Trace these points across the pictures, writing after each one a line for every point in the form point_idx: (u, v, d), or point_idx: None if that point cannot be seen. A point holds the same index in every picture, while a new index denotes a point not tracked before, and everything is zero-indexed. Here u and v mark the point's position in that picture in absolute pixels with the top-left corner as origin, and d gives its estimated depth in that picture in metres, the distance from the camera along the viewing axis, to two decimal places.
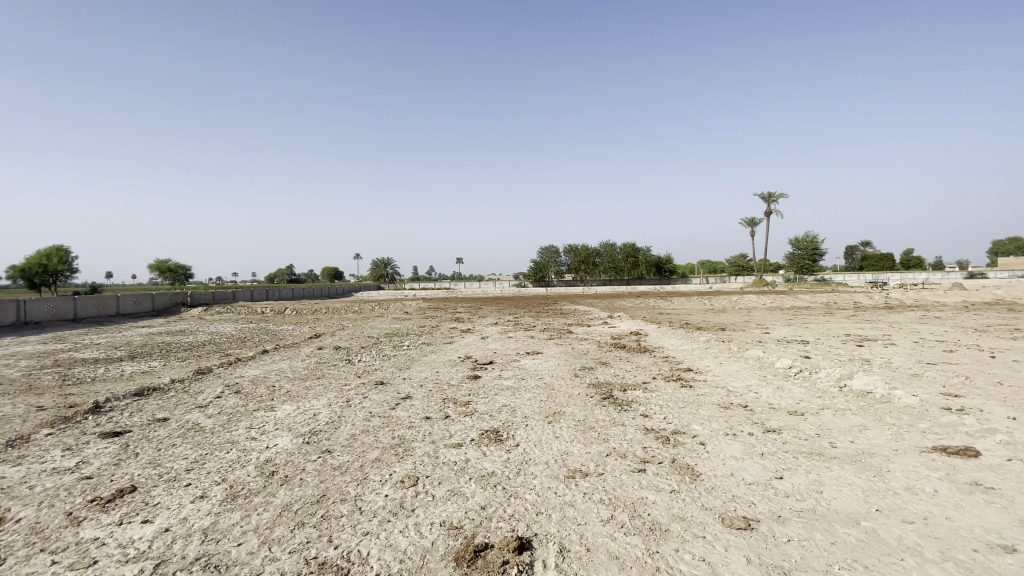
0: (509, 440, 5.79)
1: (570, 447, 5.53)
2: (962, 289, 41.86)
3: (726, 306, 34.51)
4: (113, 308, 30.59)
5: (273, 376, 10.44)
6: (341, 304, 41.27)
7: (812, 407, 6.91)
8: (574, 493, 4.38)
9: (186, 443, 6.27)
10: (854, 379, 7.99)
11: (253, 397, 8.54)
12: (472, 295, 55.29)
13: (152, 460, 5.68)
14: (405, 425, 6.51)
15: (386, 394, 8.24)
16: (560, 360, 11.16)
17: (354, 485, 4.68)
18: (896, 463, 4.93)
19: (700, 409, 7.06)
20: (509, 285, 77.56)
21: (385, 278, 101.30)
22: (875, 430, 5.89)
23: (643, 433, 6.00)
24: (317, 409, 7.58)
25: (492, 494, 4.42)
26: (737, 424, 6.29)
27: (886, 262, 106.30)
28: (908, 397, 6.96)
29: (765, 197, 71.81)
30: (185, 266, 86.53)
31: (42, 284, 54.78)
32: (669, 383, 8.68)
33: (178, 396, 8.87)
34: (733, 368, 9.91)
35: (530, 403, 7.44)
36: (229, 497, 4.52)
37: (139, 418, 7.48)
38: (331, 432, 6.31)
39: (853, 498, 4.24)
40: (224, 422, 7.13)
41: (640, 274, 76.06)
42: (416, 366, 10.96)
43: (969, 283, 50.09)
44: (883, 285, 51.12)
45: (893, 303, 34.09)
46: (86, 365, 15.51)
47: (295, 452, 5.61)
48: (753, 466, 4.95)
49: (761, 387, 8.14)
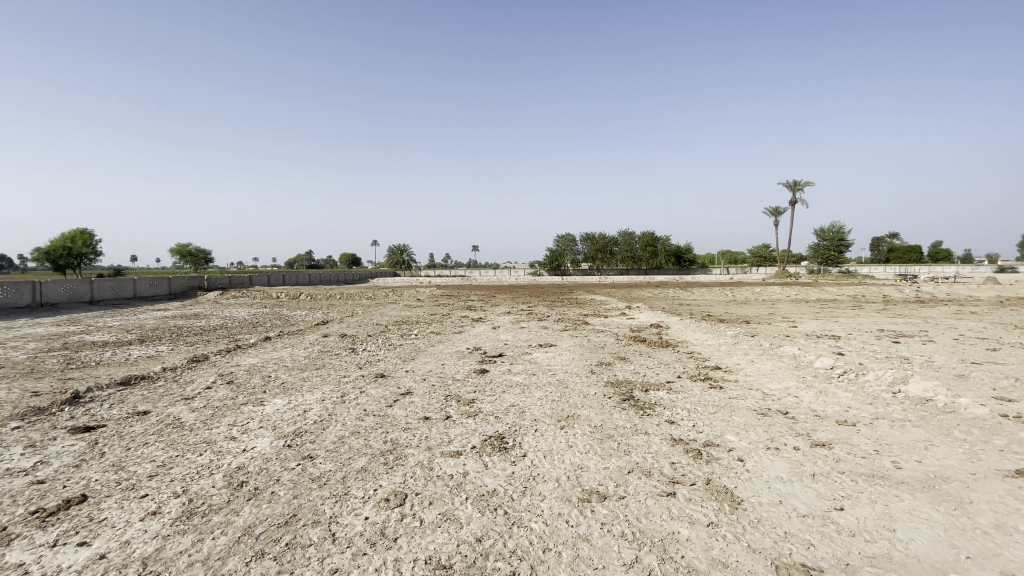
0: (515, 449, 5.05)
1: (585, 460, 4.77)
2: (999, 283, 39.85)
3: (748, 298, 33.04)
4: (129, 291, 30.49)
5: (270, 365, 9.85)
6: (355, 290, 40.83)
7: (864, 417, 6.03)
8: (589, 523, 3.64)
9: (159, 442, 5.67)
10: (908, 383, 7.07)
11: (244, 390, 7.95)
12: (487, 282, 54.51)
13: (115, 463, 5.08)
14: (401, 426, 5.82)
15: (385, 389, 7.57)
16: (574, 354, 10.40)
17: (331, 504, 3.98)
18: (980, 492, 4.07)
19: (733, 415, 6.24)
20: (527, 273, 77.07)
21: (402, 265, 101.49)
22: (945, 448, 5.01)
23: (671, 445, 5.20)
24: (308, 404, 6.95)
25: (490, 520, 3.70)
26: (779, 436, 5.46)
27: (915, 254, 102.76)
28: (976, 406, 6.05)
29: (790, 185, 69.29)
30: (205, 250, 87.20)
31: (67, 267, 55.60)
32: (696, 384, 7.86)
33: (166, 386, 8.31)
34: (767, 367, 9.04)
35: (540, 403, 6.70)
36: (185, 515, 3.87)
37: (119, 411, 6.93)
38: (317, 433, 5.64)
39: (935, 541, 3.42)
40: (206, 418, 6.52)
41: (659, 264, 74.69)
42: (422, 358, 10.27)
43: (1002, 277, 47.72)
44: (913, 279, 48.96)
45: (926, 297, 32.42)
46: (93, 348, 15.19)
47: (272, 458, 4.95)
48: (806, 492, 4.14)
49: (801, 391, 7.25)
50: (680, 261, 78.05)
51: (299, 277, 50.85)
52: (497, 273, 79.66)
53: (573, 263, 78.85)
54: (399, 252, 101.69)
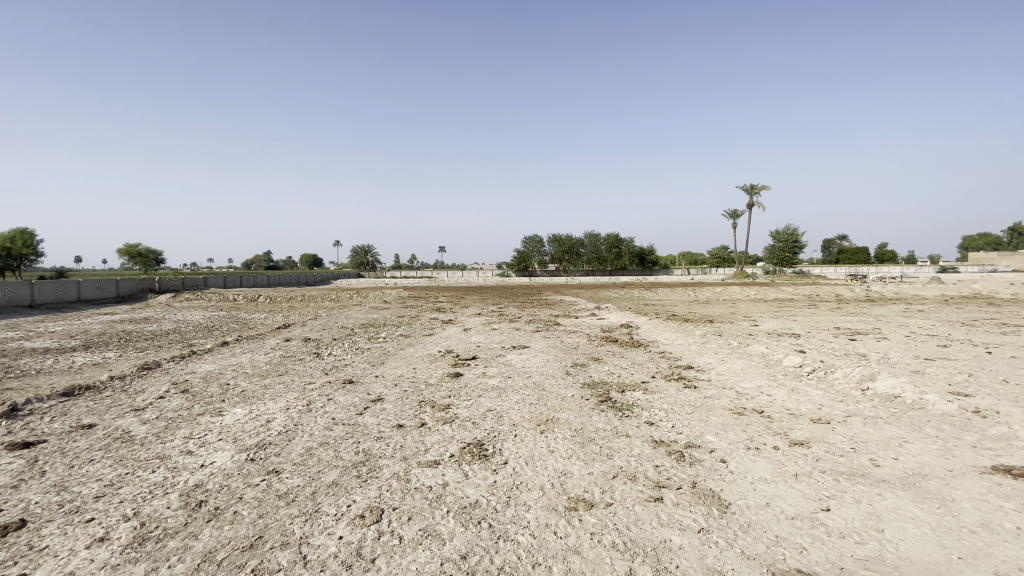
0: (495, 456, 4.85)
1: (568, 466, 4.62)
2: (938, 283, 42.26)
3: (711, 297, 33.80)
4: (73, 293, 28.66)
5: (229, 372, 9.30)
6: (318, 292, 39.77)
7: (837, 414, 6.11)
8: (579, 534, 3.48)
9: (107, 458, 5.20)
10: (876, 381, 7.24)
11: (201, 399, 7.45)
12: (453, 284, 53.81)
13: (57, 483, 4.60)
14: (373, 435, 5.54)
15: (355, 396, 7.24)
16: (548, 355, 10.28)
17: (300, 523, 3.69)
18: (958, 489, 4.14)
19: (711, 415, 6.23)
20: (494, 274, 76.96)
21: (366, 267, 99.58)
22: (919, 444, 5.11)
23: (653, 447, 5.11)
24: (271, 414, 6.54)
25: (474, 535, 3.49)
26: (758, 435, 5.45)
27: (863, 255, 108.06)
28: (942, 403, 6.23)
29: (748, 188, 71.64)
30: (156, 250, 83.15)
31: (4, 268, 51.92)
32: (672, 384, 7.86)
33: (114, 396, 7.70)
34: (738, 366, 9.15)
35: (517, 407, 6.52)
36: (136, 541, 3.50)
37: (60, 425, 6.36)
38: (282, 445, 5.29)
39: (924, 541, 3.41)
40: (158, 430, 6.04)
41: (624, 265, 75.88)
42: (392, 362, 9.93)
43: (940, 277, 50.55)
44: (862, 278, 51.34)
45: (876, 296, 33.96)
46: (32, 356, 14.10)
47: (234, 474, 4.58)
48: (791, 493, 4.11)
49: (774, 389, 7.33)
50: (644, 262, 79.39)
51: (258, 279, 48.94)
52: (463, 273, 79.09)
53: (540, 264, 79.11)
54: (363, 253, 99.48)
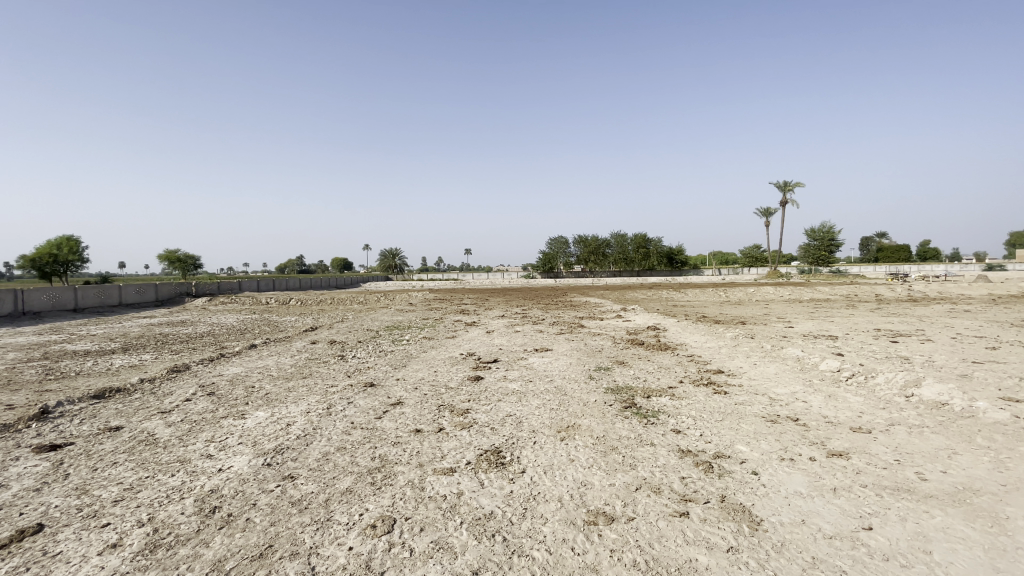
0: (513, 464, 4.69)
1: (588, 476, 4.42)
2: (985, 281, 40.16)
3: (742, 298, 32.89)
4: (115, 297, 29.82)
5: (254, 375, 9.40)
6: (346, 295, 40.40)
7: (879, 423, 5.73)
8: (597, 551, 3.29)
9: (129, 461, 5.25)
10: (921, 387, 6.78)
11: (225, 402, 7.53)
12: (479, 286, 53.94)
13: (79, 486, 4.66)
14: (390, 440, 5.45)
15: (374, 400, 7.19)
16: (572, 358, 10.06)
17: (311, 532, 3.61)
18: (1015, 506, 3.77)
19: (742, 423, 5.92)
20: (520, 276, 76.94)
21: (394, 270, 100.79)
22: (969, 456, 4.72)
23: (680, 457, 4.87)
24: (291, 417, 6.54)
25: (487, 549, 3.34)
26: (792, 445, 5.14)
27: (903, 253, 103.73)
28: (994, 411, 5.78)
29: (780, 186, 69.67)
30: (194, 256, 86.07)
31: (54, 274, 54.51)
32: (700, 389, 7.56)
33: (142, 399, 7.85)
34: (770, 370, 8.75)
35: (538, 412, 6.34)
36: (147, 548, 3.48)
37: (89, 427, 6.50)
38: (299, 450, 5.25)
39: (977, 564, 3.10)
40: (182, 433, 6.10)
41: (652, 266, 74.76)
42: (413, 365, 9.89)
43: (987, 275, 48.01)
44: (903, 277, 49.18)
45: (918, 296, 32.46)
46: (73, 358, 14.64)
47: (250, 479, 4.55)
48: (828, 509, 3.82)
49: (810, 395, 6.95)
50: (672, 262, 78.02)
51: (289, 282, 49.93)
52: (489, 275, 79.25)
53: (566, 265, 78.66)
54: (391, 256, 100.63)
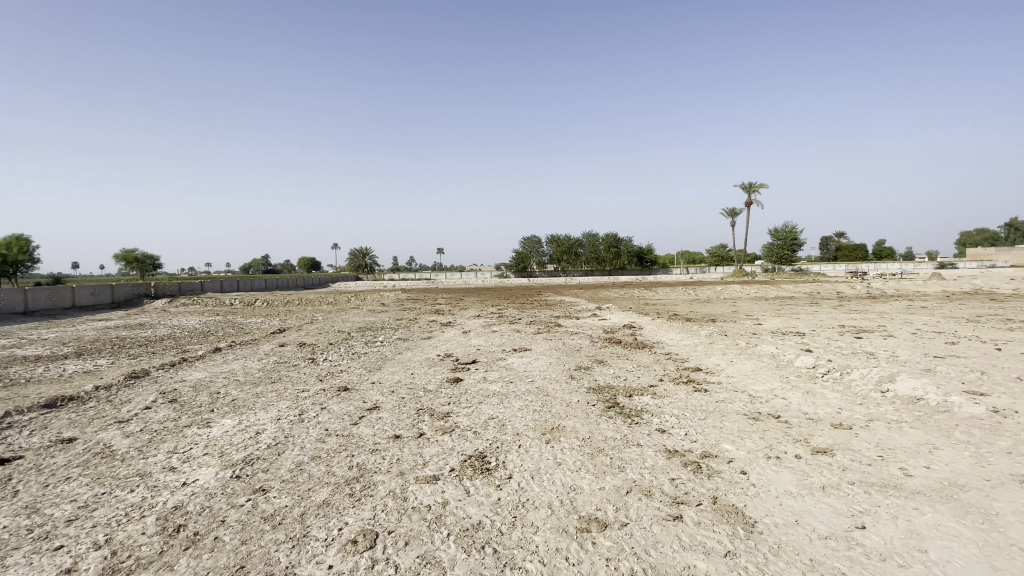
0: (499, 470, 4.52)
1: (577, 480, 4.29)
2: (937, 279, 42.05)
3: (711, 296, 33.57)
4: (69, 299, 28.34)
5: (220, 380, 8.95)
6: (315, 296, 39.51)
7: (859, 418, 5.80)
8: (592, 560, 3.16)
9: (84, 476, 4.86)
10: (896, 382, 6.91)
11: (189, 409, 7.12)
12: (451, 285, 53.55)
13: (28, 505, 4.26)
14: (368, 447, 5.21)
15: (350, 404, 6.91)
16: (551, 358, 9.96)
17: (287, 550, 3.36)
18: (1000, 501, 3.81)
19: (725, 421, 5.90)
20: (493, 275, 76.81)
21: (365, 270, 99.13)
22: (950, 451, 4.79)
23: (667, 458, 4.79)
24: (260, 425, 6.21)
25: (478, 563, 3.16)
26: (777, 443, 5.13)
27: (860, 252, 108.05)
28: (968, 405, 5.93)
29: (745, 187, 71.65)
30: (153, 255, 82.44)
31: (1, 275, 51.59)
32: (680, 387, 7.54)
33: (98, 407, 7.36)
34: (748, 367, 8.83)
35: (521, 415, 6.18)
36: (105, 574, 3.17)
37: (39, 439, 6.02)
38: (271, 460, 4.96)
39: (972, 562, 3.09)
40: (141, 445, 5.70)
41: (622, 265, 75.70)
42: (389, 367, 9.61)
43: (938, 273, 50.36)
44: (860, 275, 51.14)
45: (876, 293, 33.78)
46: (21, 364, 13.72)
47: (218, 493, 4.25)
48: (821, 508, 3.78)
49: (789, 392, 7.02)
50: (643, 261, 79.13)
51: (255, 282, 48.59)
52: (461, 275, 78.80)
53: (538, 264, 78.96)
54: (361, 256, 98.94)
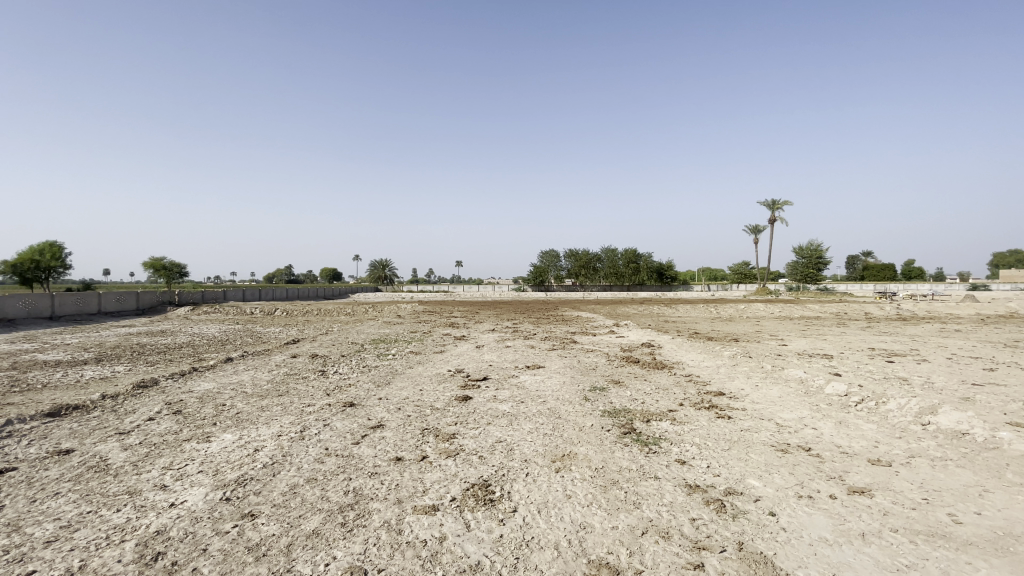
0: (503, 502, 4.19)
1: (587, 517, 3.94)
2: (972, 300, 40.42)
3: (733, 315, 32.62)
4: (95, 304, 28.86)
5: (227, 392, 8.81)
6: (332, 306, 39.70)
7: (898, 454, 5.32)
8: None
9: (74, 492, 4.67)
10: (937, 415, 6.38)
11: (192, 422, 6.94)
12: (468, 298, 53.36)
13: (10, 522, 4.08)
14: (367, 470, 4.93)
15: (354, 422, 6.65)
16: (565, 377, 9.58)
17: None
18: None
19: (751, 453, 5.46)
20: (511, 289, 76.51)
21: (384, 281, 99.82)
22: (1003, 495, 4.30)
23: (687, 494, 4.40)
24: (259, 441, 5.98)
25: None
26: (809, 480, 4.70)
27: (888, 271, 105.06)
28: (1020, 442, 5.40)
29: (771, 204, 70.27)
30: (180, 263, 84.18)
31: (34, 280, 53.05)
32: (701, 413, 7.12)
33: (102, 417, 7.23)
34: (774, 393, 8.33)
35: (530, 439, 5.84)
36: None
37: (37, 449, 5.89)
38: (264, 481, 4.71)
39: None
40: (137, 459, 5.52)
41: (641, 281, 74.70)
42: (398, 382, 9.36)
43: (971, 295, 48.44)
44: (890, 295, 49.48)
45: (907, 315, 32.52)
46: (40, 369, 13.81)
47: (204, 517, 4.00)
48: (861, 561, 3.36)
49: (819, 422, 6.54)
50: (663, 277, 78.03)
51: (275, 292, 49.13)
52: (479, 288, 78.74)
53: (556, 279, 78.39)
54: (381, 267, 99.69)
